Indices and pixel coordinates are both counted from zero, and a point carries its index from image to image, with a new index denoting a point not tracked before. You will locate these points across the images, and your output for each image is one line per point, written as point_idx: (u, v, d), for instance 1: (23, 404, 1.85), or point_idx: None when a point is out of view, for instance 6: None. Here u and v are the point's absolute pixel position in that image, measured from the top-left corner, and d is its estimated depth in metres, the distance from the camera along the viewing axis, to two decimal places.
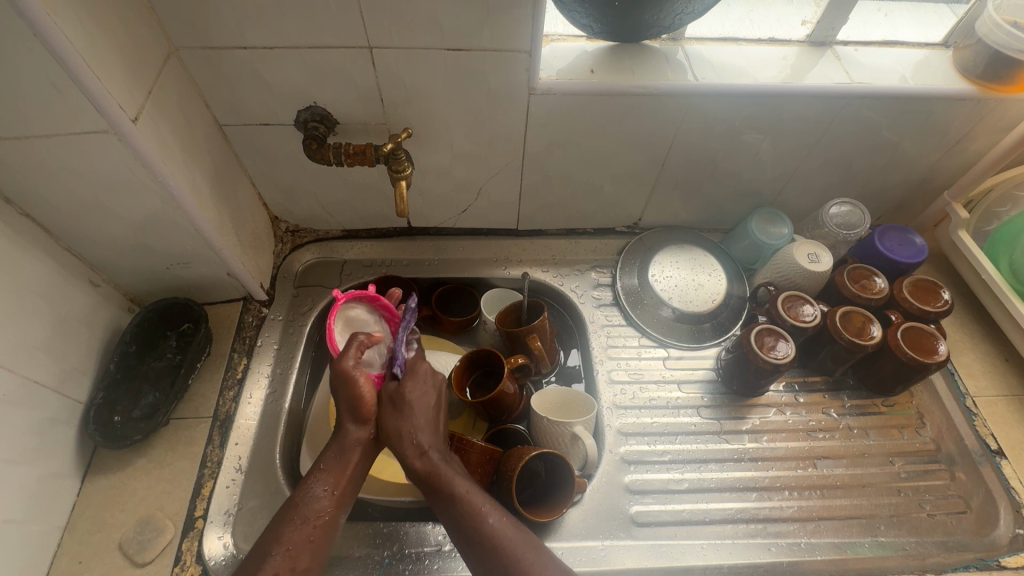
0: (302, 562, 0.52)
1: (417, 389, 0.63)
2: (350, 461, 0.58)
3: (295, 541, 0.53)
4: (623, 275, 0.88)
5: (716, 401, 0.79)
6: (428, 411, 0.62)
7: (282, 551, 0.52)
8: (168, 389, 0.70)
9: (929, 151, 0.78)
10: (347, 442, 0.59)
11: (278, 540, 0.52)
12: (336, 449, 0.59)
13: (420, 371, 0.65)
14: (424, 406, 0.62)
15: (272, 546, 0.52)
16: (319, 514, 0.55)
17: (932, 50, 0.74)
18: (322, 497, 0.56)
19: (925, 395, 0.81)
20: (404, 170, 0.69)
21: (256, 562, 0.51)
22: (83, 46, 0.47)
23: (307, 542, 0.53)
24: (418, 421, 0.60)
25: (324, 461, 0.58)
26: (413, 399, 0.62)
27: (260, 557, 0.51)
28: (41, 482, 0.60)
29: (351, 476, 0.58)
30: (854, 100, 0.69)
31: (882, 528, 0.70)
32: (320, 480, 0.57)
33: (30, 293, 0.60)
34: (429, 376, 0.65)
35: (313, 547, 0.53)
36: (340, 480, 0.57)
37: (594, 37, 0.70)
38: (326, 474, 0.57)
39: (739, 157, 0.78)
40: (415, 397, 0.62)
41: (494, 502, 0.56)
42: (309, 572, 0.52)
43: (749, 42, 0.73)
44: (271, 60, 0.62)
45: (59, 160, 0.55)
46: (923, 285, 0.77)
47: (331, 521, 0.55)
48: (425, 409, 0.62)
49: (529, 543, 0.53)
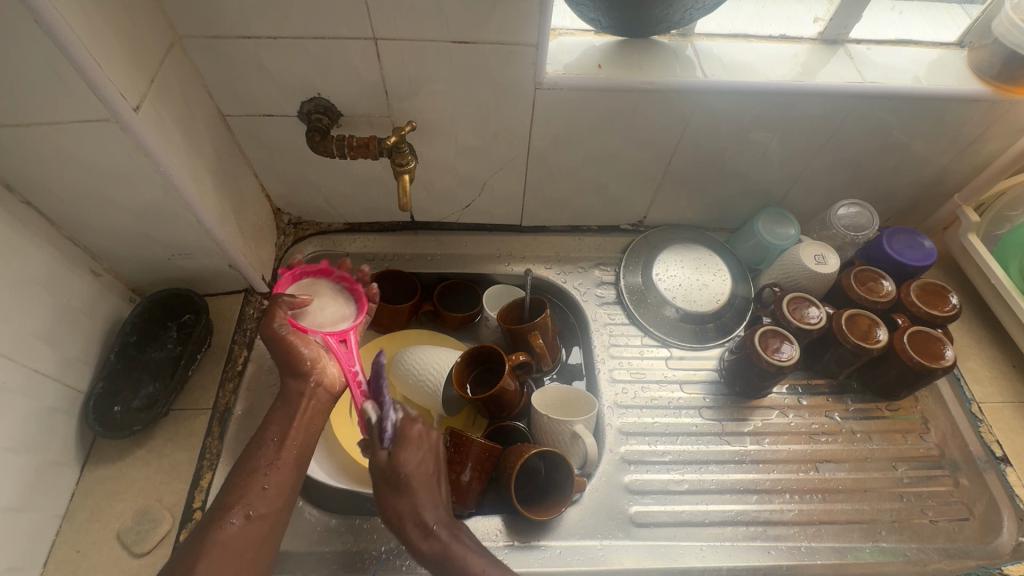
0: (260, 509, 0.53)
1: (415, 458, 0.56)
2: (296, 412, 0.59)
3: (251, 489, 0.54)
4: (627, 273, 0.87)
5: (718, 402, 0.78)
6: (429, 481, 0.56)
7: (239, 499, 0.53)
8: (169, 380, 0.69)
9: (941, 152, 0.76)
10: (290, 395, 0.60)
11: (236, 491, 0.53)
12: (281, 402, 0.60)
13: (410, 435, 0.57)
14: (424, 475, 0.56)
15: (232, 494, 0.53)
16: (271, 463, 0.56)
17: (947, 49, 0.73)
18: (272, 448, 0.56)
19: (930, 400, 0.80)
20: (407, 163, 0.68)
21: (216, 512, 0.52)
22: (85, 34, 0.47)
23: (263, 490, 0.54)
24: (420, 497, 0.55)
25: (271, 414, 0.59)
26: (411, 472, 0.55)
27: (219, 507, 0.53)
28: (40, 470, 0.60)
29: (302, 425, 0.58)
30: (865, 100, 0.68)
31: (883, 534, 0.70)
32: (271, 431, 0.58)
33: (30, 281, 0.59)
34: (427, 439, 0.58)
35: (269, 495, 0.54)
36: (288, 428, 0.58)
37: (603, 32, 0.69)
38: (276, 426, 0.58)
39: (747, 156, 0.77)
40: (412, 470, 0.55)
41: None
42: (269, 519, 0.53)
43: (760, 39, 0.72)
44: (275, 50, 0.61)
45: (61, 149, 0.54)
46: (932, 288, 0.76)
47: (287, 467, 0.56)
48: (424, 479, 0.56)
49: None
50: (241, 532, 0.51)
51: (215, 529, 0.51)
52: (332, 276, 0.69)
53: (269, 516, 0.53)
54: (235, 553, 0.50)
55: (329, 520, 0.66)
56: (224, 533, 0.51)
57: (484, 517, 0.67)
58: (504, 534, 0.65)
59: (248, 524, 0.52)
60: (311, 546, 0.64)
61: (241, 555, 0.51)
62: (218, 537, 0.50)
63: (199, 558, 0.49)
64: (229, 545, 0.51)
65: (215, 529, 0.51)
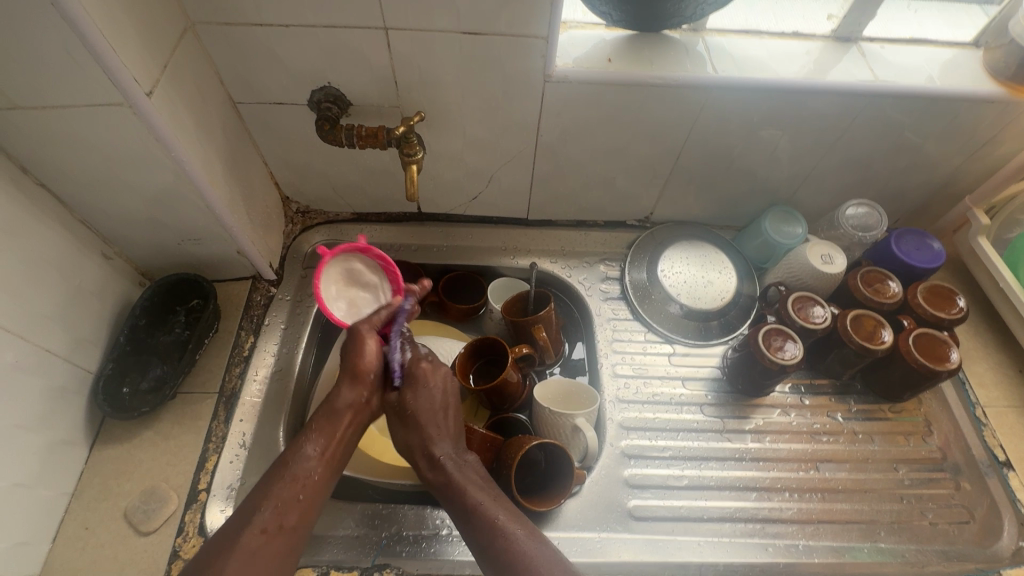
0: (289, 521, 0.52)
1: (418, 395, 0.64)
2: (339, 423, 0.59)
3: (283, 498, 0.53)
4: (632, 269, 0.87)
5: (720, 399, 0.78)
6: (435, 417, 0.62)
7: (271, 507, 0.52)
8: (176, 364, 0.70)
9: (953, 154, 0.76)
10: (336, 403, 0.61)
11: (268, 497, 0.53)
12: (325, 413, 0.60)
13: (417, 377, 0.65)
14: (429, 411, 0.63)
15: (266, 501, 0.52)
16: (308, 473, 0.55)
17: (961, 49, 0.72)
18: (311, 458, 0.56)
19: (934, 402, 0.80)
20: (415, 153, 0.69)
21: (245, 518, 0.51)
22: (101, 19, 0.48)
23: (296, 500, 0.53)
24: (426, 432, 0.62)
25: (314, 424, 0.59)
26: (418, 409, 0.63)
27: (249, 513, 0.51)
28: (50, 448, 0.62)
29: (339, 442, 0.59)
30: (878, 98, 0.67)
31: (881, 535, 0.70)
32: (312, 439, 0.58)
33: (42, 261, 0.60)
34: (431, 378, 0.65)
35: (301, 507, 0.54)
36: (330, 443, 0.58)
37: (613, 25, 0.69)
38: (316, 436, 0.58)
39: (756, 153, 0.76)
40: (416, 408, 0.63)
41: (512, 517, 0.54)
42: (295, 531, 0.52)
43: (772, 36, 0.72)
44: (286, 38, 0.61)
45: (78, 133, 0.55)
46: (939, 290, 0.75)
47: (320, 481, 0.56)
48: (431, 415, 0.62)
49: (535, 543, 0.52)
50: (267, 542, 0.50)
51: (243, 537, 0.50)
52: (370, 253, 0.69)
53: (295, 530, 0.52)
54: (259, 568, 0.49)
55: (331, 505, 0.67)
56: (253, 541, 0.50)
57: None
58: None
59: (273, 536, 0.51)
60: (314, 530, 0.65)
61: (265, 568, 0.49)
62: (245, 545, 0.49)
63: (226, 562, 0.48)
64: (255, 555, 0.49)
65: (242, 535, 0.50)
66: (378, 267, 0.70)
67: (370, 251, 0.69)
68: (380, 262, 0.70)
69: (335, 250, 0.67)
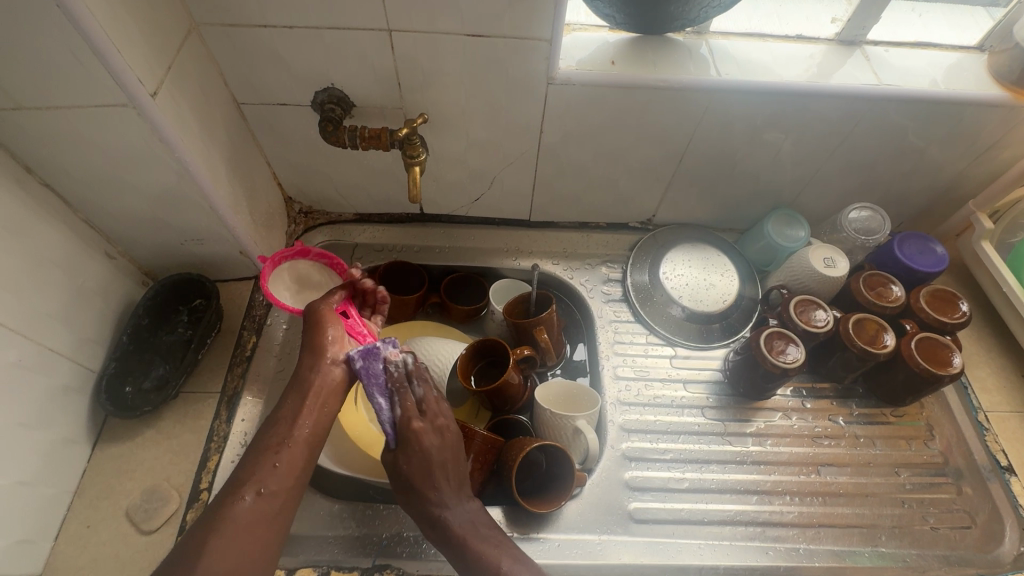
0: (271, 486, 0.55)
1: (412, 457, 0.60)
2: (309, 391, 0.61)
3: (263, 467, 0.55)
4: (634, 271, 0.87)
5: (721, 402, 0.78)
6: (432, 476, 0.59)
7: (252, 477, 0.55)
8: (179, 363, 0.70)
9: (957, 157, 0.75)
10: (302, 372, 0.62)
11: (248, 468, 0.55)
12: (295, 382, 0.62)
13: (413, 435, 0.60)
14: (426, 473, 0.59)
15: (246, 471, 0.55)
16: (283, 440, 0.58)
17: (966, 53, 0.72)
18: (285, 425, 0.59)
19: (936, 407, 0.80)
20: (418, 155, 0.69)
21: (231, 491, 0.54)
22: (105, 21, 0.48)
23: (274, 466, 0.56)
24: (425, 495, 0.58)
25: (286, 392, 0.61)
26: (414, 472, 0.59)
27: (234, 484, 0.54)
28: (52, 446, 0.62)
29: (315, 408, 0.60)
30: (882, 102, 0.67)
31: (882, 539, 0.70)
32: (286, 411, 0.60)
33: (46, 260, 0.61)
34: (423, 437, 0.60)
35: (280, 472, 0.56)
36: (302, 408, 0.60)
37: (617, 27, 0.69)
38: (290, 407, 0.60)
39: (759, 156, 0.76)
40: (411, 471, 0.59)
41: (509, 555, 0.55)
42: (280, 495, 0.55)
43: (776, 39, 0.72)
44: (290, 39, 0.61)
45: (82, 133, 0.55)
46: (941, 294, 0.75)
47: (298, 445, 0.58)
48: (427, 478, 0.59)
49: None
50: (253, 508, 0.53)
51: (228, 506, 0.52)
52: (311, 254, 0.78)
53: (279, 494, 0.55)
54: (247, 530, 0.52)
55: (332, 505, 0.67)
56: (237, 509, 0.52)
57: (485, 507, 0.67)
58: (503, 524, 0.65)
59: (259, 502, 0.53)
60: (314, 530, 0.65)
61: (251, 532, 0.52)
62: (230, 513, 0.52)
63: (214, 531, 0.51)
64: (242, 520, 0.52)
65: (228, 506, 0.52)
66: (321, 266, 0.78)
67: (309, 253, 0.77)
68: (323, 260, 0.78)
69: (277, 256, 0.75)
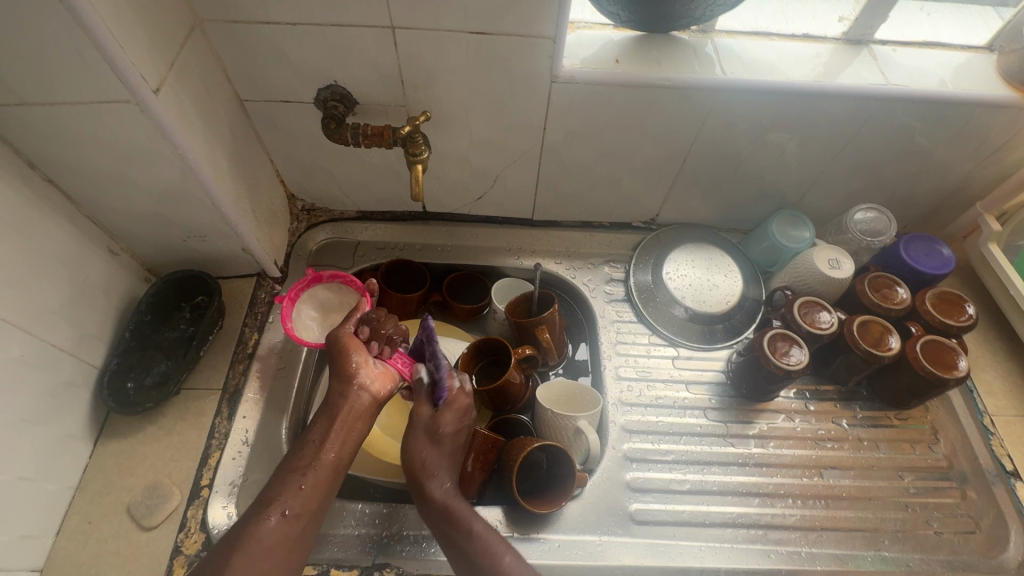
0: (297, 508, 0.55)
1: (455, 420, 0.62)
2: (337, 415, 0.61)
3: (289, 488, 0.56)
4: (637, 271, 0.86)
5: (724, 404, 0.78)
6: (457, 449, 0.62)
7: (278, 497, 0.55)
8: (180, 360, 0.71)
9: (964, 159, 0.75)
10: (333, 398, 0.63)
11: (275, 489, 0.56)
12: (325, 408, 0.62)
13: (462, 403, 0.63)
14: (455, 445, 0.62)
15: (274, 491, 0.55)
16: (310, 463, 0.58)
17: (975, 53, 0.71)
18: (313, 448, 0.59)
19: (940, 410, 0.79)
20: (421, 153, 0.69)
21: (256, 510, 0.54)
22: (109, 17, 0.48)
23: (301, 487, 0.56)
24: (443, 458, 0.61)
25: (316, 416, 0.62)
26: (446, 435, 0.62)
27: (260, 505, 0.54)
28: (54, 442, 0.62)
29: (341, 433, 0.61)
30: (889, 102, 0.66)
31: (885, 543, 0.69)
32: (314, 434, 0.60)
33: (49, 256, 0.61)
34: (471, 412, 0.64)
35: (305, 494, 0.56)
36: (330, 433, 0.60)
37: (621, 25, 0.68)
38: (318, 430, 0.61)
39: (764, 156, 0.76)
40: (447, 433, 0.62)
41: (499, 549, 0.56)
42: (305, 517, 0.55)
43: (783, 38, 0.71)
44: (293, 36, 0.61)
45: (85, 129, 0.55)
46: (947, 297, 0.74)
47: (324, 469, 0.58)
48: (453, 447, 0.62)
49: None
50: (277, 530, 0.53)
51: (255, 525, 0.53)
52: (323, 278, 0.78)
53: (305, 516, 0.55)
54: (271, 551, 0.52)
55: (332, 504, 0.67)
56: (263, 530, 0.52)
57: (486, 507, 0.67)
58: (504, 525, 0.65)
59: (284, 525, 0.54)
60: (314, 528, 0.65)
61: (276, 554, 0.52)
62: (256, 533, 0.52)
63: (238, 550, 0.51)
64: (267, 541, 0.52)
65: (253, 526, 0.53)
66: (336, 286, 0.79)
67: (322, 276, 0.78)
68: (336, 280, 0.78)
69: (292, 291, 0.76)
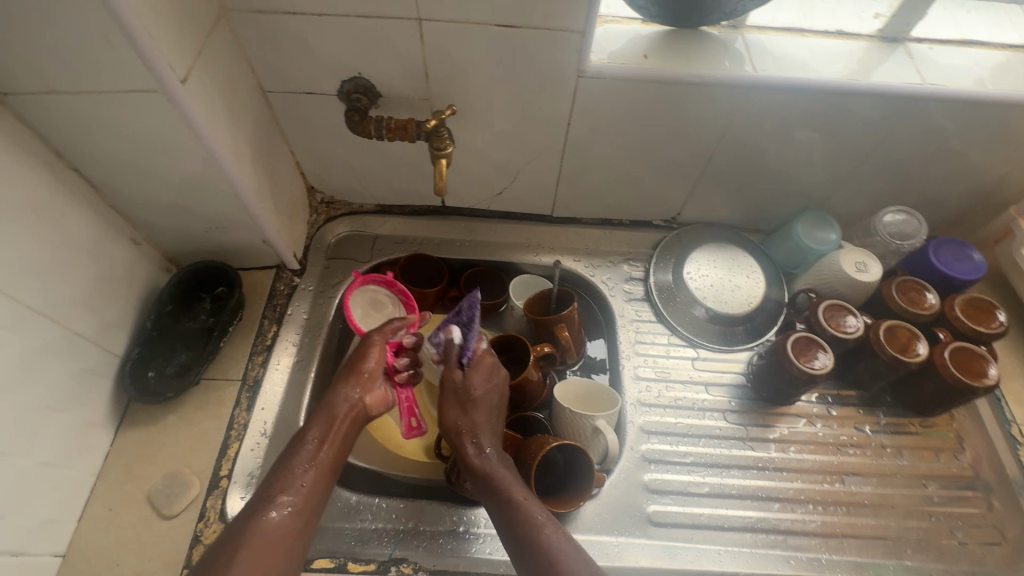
0: (300, 504, 0.53)
1: (483, 381, 0.62)
2: (336, 416, 0.60)
3: (291, 484, 0.54)
4: (658, 270, 0.85)
5: (744, 407, 0.77)
6: (490, 415, 0.62)
7: (281, 492, 0.53)
8: (201, 350, 0.72)
9: (1000, 161, 0.73)
10: (332, 399, 0.62)
11: (275, 485, 0.54)
12: (324, 407, 0.61)
13: (484, 363, 0.63)
14: (489, 405, 0.62)
15: (274, 487, 0.53)
16: (310, 460, 0.56)
17: (1016, 51, 0.69)
18: (312, 446, 0.57)
19: (966, 418, 0.77)
20: (444, 146, 0.68)
21: (258, 505, 0.52)
22: (138, 5, 0.47)
23: (302, 485, 0.54)
24: (478, 420, 0.61)
25: (313, 415, 0.60)
26: (479, 396, 0.62)
27: (261, 500, 0.52)
28: (77, 429, 0.63)
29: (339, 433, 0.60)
30: (924, 101, 0.64)
31: (907, 552, 0.68)
32: (312, 433, 0.58)
33: (74, 245, 0.61)
34: (493, 374, 0.63)
35: (307, 491, 0.54)
36: (329, 431, 0.59)
37: (650, 20, 0.67)
38: (316, 429, 0.59)
39: (792, 155, 0.74)
40: (479, 394, 0.62)
41: (545, 515, 0.54)
42: (308, 515, 0.53)
43: (815, 34, 0.69)
44: (318, 27, 0.61)
45: (110, 118, 0.55)
46: (978, 303, 0.73)
47: (324, 466, 0.57)
48: (488, 409, 0.62)
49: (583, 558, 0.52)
50: (281, 526, 0.51)
51: (257, 520, 0.51)
52: (394, 287, 0.77)
53: (308, 514, 0.53)
54: (276, 547, 0.50)
55: (349, 497, 0.67)
56: (266, 526, 0.50)
57: None
58: None
59: (289, 522, 0.52)
60: (331, 522, 0.65)
61: (280, 549, 0.50)
62: (259, 529, 0.50)
63: (241, 547, 0.49)
64: (271, 536, 0.50)
65: (256, 521, 0.51)
66: (399, 301, 0.77)
67: (395, 286, 0.76)
68: (403, 297, 0.77)
69: (366, 278, 0.76)
